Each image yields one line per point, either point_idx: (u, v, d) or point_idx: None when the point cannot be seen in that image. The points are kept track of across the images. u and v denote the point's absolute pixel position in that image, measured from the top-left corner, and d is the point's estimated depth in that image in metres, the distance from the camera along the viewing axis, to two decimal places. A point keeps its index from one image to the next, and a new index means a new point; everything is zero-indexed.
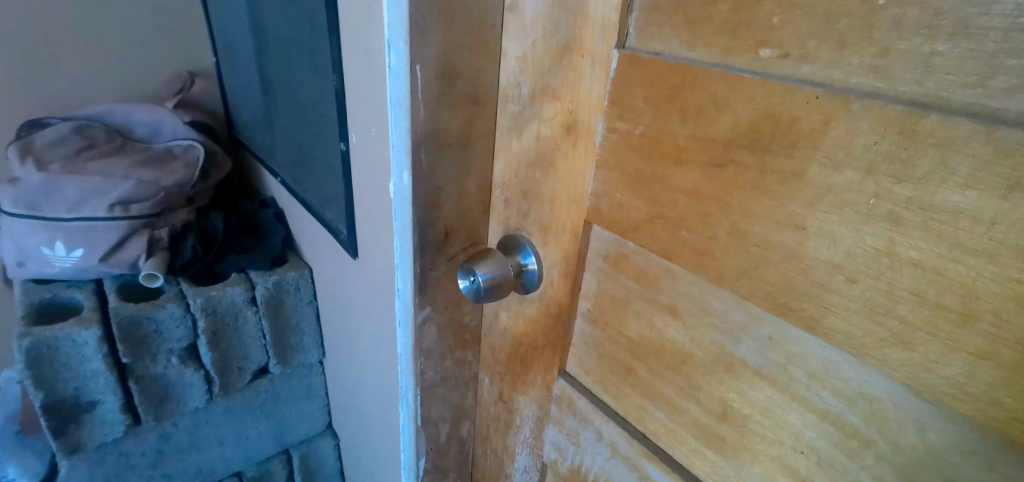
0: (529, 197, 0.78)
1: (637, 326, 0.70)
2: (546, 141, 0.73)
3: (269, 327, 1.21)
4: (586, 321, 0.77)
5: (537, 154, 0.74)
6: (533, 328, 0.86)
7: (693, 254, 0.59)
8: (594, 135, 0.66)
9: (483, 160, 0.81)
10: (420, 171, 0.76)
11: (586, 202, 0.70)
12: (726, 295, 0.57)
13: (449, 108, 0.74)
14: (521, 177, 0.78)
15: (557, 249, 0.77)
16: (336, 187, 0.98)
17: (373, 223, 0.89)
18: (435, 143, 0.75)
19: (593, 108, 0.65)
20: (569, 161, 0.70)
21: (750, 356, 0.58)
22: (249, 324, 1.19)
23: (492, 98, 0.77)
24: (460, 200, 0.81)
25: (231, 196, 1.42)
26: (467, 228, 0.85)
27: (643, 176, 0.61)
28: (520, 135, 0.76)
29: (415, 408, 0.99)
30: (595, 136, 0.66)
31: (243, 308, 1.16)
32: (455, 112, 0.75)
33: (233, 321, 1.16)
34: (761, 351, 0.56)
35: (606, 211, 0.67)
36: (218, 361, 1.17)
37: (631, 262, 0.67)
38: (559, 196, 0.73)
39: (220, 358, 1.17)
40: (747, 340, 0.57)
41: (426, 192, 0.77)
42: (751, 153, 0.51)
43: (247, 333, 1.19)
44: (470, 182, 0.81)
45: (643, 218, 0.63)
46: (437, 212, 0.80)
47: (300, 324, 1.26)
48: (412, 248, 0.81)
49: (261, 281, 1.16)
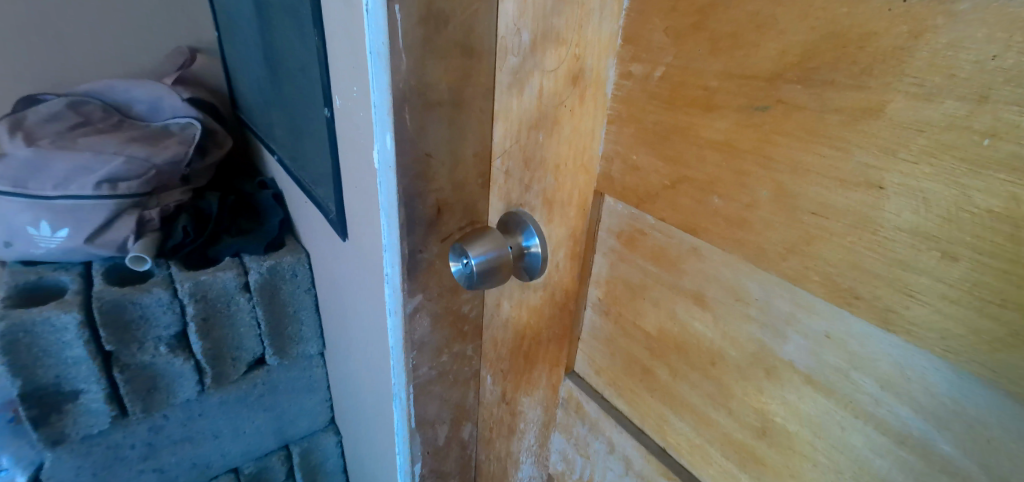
0: (531, 167, 0.66)
1: (655, 318, 0.58)
2: (550, 98, 0.61)
3: (263, 315, 1.14)
4: (595, 312, 0.67)
5: (539, 114, 0.63)
6: (537, 320, 0.75)
7: (726, 227, 0.46)
8: (606, 83, 0.54)
9: (478, 124, 0.69)
10: (403, 134, 0.64)
11: (595, 168, 0.58)
12: (768, 278, 0.45)
13: (437, 59, 0.63)
14: (522, 144, 0.67)
15: (563, 227, 0.65)
16: (323, 160, 0.88)
17: (358, 199, 0.79)
18: (421, 101, 0.64)
19: (603, 49, 0.53)
20: (575, 119, 0.58)
21: (798, 358, 0.45)
22: (243, 312, 1.12)
23: (488, 49, 0.66)
24: (453, 172, 0.70)
25: (232, 178, 1.37)
26: (462, 204, 0.74)
27: (665, 131, 0.49)
28: (521, 92, 0.64)
29: (409, 408, 0.89)
30: (606, 85, 0.54)
31: (235, 295, 1.09)
32: (443, 64, 0.63)
33: (225, 309, 1.10)
34: (812, 351, 0.44)
35: (620, 176, 0.55)
36: (209, 350, 1.12)
37: (647, 242, 0.56)
38: (565, 163, 0.61)
39: (211, 347, 1.12)
40: (794, 336, 0.45)
41: (412, 160, 0.66)
42: (804, 88, 0.38)
43: (240, 321, 1.13)
44: (464, 150, 0.70)
45: (664, 185, 0.50)
46: (426, 184, 0.69)
47: (298, 313, 1.20)
48: (398, 226, 0.70)
49: (255, 266, 1.09)
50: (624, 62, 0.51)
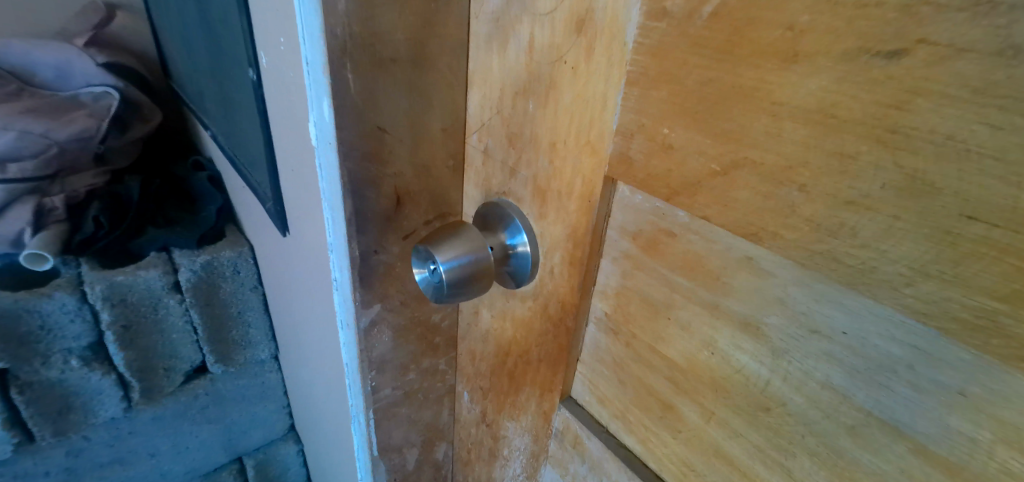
0: (518, 145, 0.51)
1: (682, 344, 0.45)
2: (543, 52, 0.45)
3: (198, 318, 1.06)
4: (600, 331, 0.52)
5: (529, 74, 0.47)
6: (524, 336, 0.60)
7: (812, 232, 0.32)
8: (626, 27, 0.38)
9: (447, 88, 0.53)
10: (347, 102, 0.48)
11: (607, 146, 0.42)
12: (863, 307, 0.33)
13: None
14: (506, 115, 0.51)
15: (560, 224, 0.50)
16: (252, 137, 0.70)
17: (296, 187, 0.62)
18: (370, 56, 0.47)
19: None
20: (580, 80, 0.43)
21: (901, 419, 0.34)
22: (173, 315, 1.04)
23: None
24: (416, 152, 0.54)
25: (166, 160, 1.26)
26: (429, 192, 0.58)
27: (719, 93, 0.34)
28: (504, 45, 0.48)
29: (370, 434, 0.75)
30: (626, 29, 0.38)
31: (163, 296, 1.00)
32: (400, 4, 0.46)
33: (152, 312, 1.01)
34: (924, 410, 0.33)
35: (643, 159, 0.40)
36: (134, 362, 1.03)
37: (677, 249, 0.42)
38: (564, 140, 0.46)
39: (136, 357, 1.03)
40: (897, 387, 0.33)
41: (360, 136, 0.50)
42: (972, 17, 0.24)
43: (172, 326, 1.05)
44: (431, 123, 0.54)
45: (710, 171, 0.36)
46: (380, 168, 0.53)
47: (241, 313, 1.12)
48: (347, 222, 0.54)
49: (186, 262, 1.00)
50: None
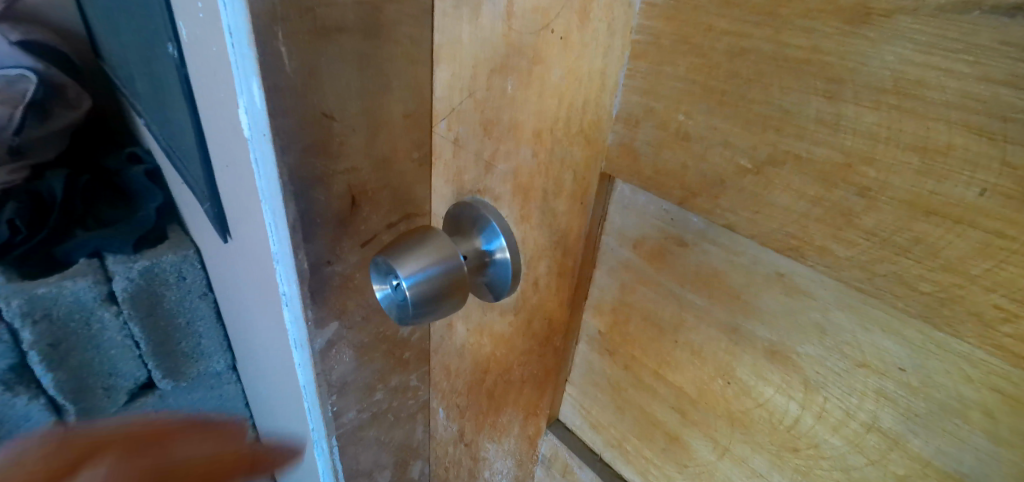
0: (494, 133, 0.43)
1: (693, 370, 0.38)
2: (525, 20, 0.37)
3: (139, 332, 1.06)
4: (592, 350, 0.45)
5: (507, 47, 0.39)
6: (504, 354, 0.53)
7: (874, 248, 0.25)
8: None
9: (410, 65, 0.44)
10: (281, 83, 0.39)
11: (607, 135, 0.34)
12: (933, 340, 0.26)
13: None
14: (480, 97, 0.43)
15: (545, 229, 0.42)
16: (184, 127, 0.60)
17: (232, 186, 0.52)
18: (312, 24, 0.38)
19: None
20: (572, 54, 0.35)
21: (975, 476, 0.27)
22: (109, 328, 1.03)
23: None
24: (372, 143, 0.45)
25: (95, 149, 1.22)
26: (391, 190, 0.49)
27: (758, 67, 0.26)
28: (476, 11, 0.40)
29: (334, 461, 0.67)
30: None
31: (96, 308, 0.99)
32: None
33: (84, 327, 1.00)
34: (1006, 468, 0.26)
35: (652, 150, 0.32)
36: (68, 384, 1.04)
37: (689, 260, 0.35)
38: (551, 128, 0.38)
39: (71, 378, 1.04)
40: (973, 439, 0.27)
41: (302, 124, 0.41)
42: None
43: (109, 341, 1.05)
44: (391, 108, 0.45)
45: (738, 168, 0.28)
46: (328, 163, 0.44)
47: (187, 322, 1.11)
48: (290, 229, 0.45)
49: (120, 270, 0.97)
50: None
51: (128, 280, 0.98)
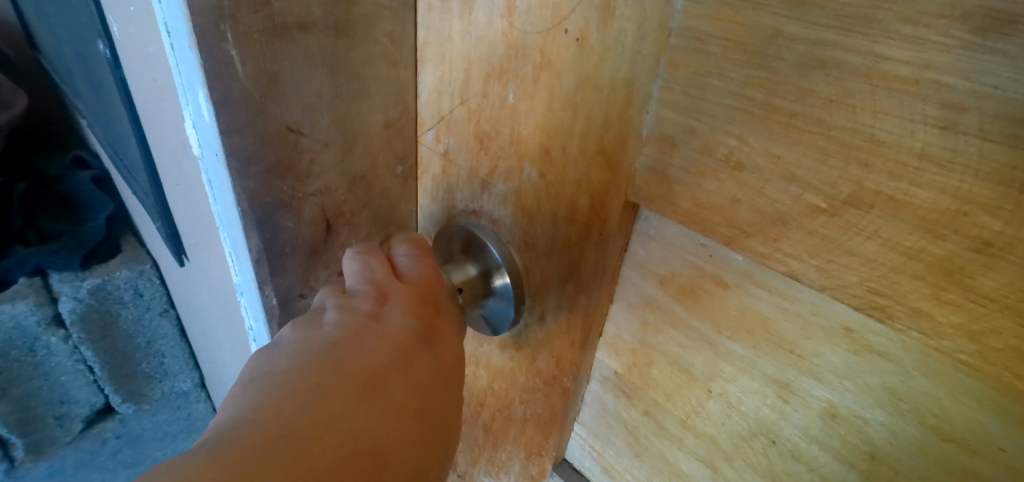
0: (492, 147, 0.36)
1: (730, 423, 0.33)
2: (529, 16, 0.30)
3: (93, 356, 1.04)
4: (606, 391, 0.40)
5: (506, 48, 0.32)
6: (501, 388, 0.47)
7: (991, 316, 0.20)
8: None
9: (388, 67, 0.37)
10: (234, 93, 0.31)
11: (634, 157, 0.29)
12: None
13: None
14: (474, 105, 0.36)
15: (553, 259, 0.36)
16: (127, 136, 0.52)
17: (185, 207, 0.45)
18: (270, 21, 0.30)
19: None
20: (590, 60, 0.28)
21: None
22: (58, 354, 1.01)
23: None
24: (347, 158, 0.38)
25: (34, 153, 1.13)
26: (373, 212, 0.42)
27: (843, 84, 0.21)
28: (469, 4, 0.33)
29: None
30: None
31: (42, 334, 0.97)
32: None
33: (30, 354, 0.98)
34: None
35: (692, 179, 0.26)
36: (18, 417, 1.03)
37: (729, 304, 0.30)
38: (562, 145, 0.32)
39: (20, 411, 1.04)
40: None
41: (261, 142, 0.33)
42: None
43: (62, 368, 1.04)
44: (368, 117, 0.38)
45: (807, 206, 0.23)
46: (296, 185, 0.36)
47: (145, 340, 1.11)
48: (249, 265, 0.38)
49: (66, 290, 0.95)
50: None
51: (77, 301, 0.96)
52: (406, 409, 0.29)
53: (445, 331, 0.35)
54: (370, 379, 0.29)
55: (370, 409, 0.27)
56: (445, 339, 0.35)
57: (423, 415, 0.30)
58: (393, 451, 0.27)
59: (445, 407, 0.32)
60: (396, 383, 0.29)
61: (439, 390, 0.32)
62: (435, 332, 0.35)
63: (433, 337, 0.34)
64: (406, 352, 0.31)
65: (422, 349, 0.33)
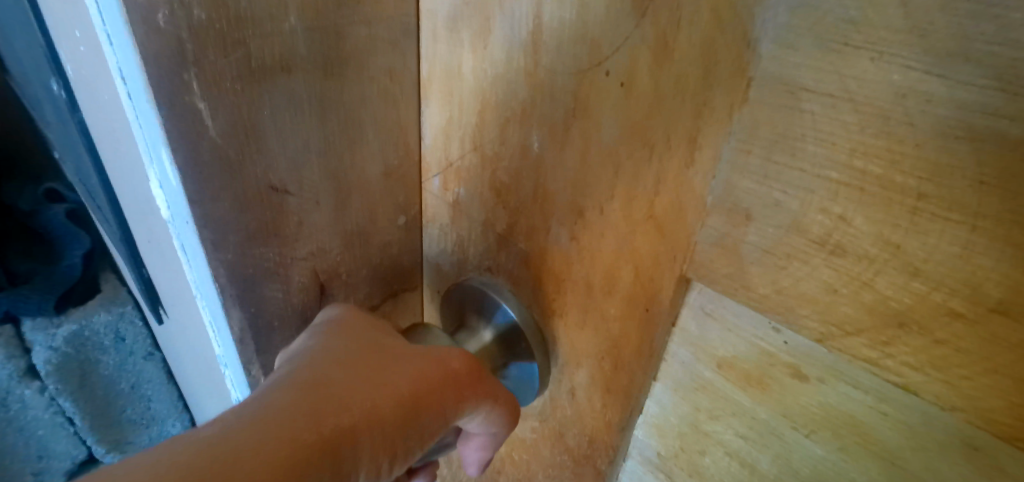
0: (513, 200, 0.31)
1: None
2: (559, 54, 0.25)
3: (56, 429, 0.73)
4: (648, 475, 0.33)
5: (532, 88, 0.27)
6: (522, 459, 0.41)
7: None
8: (767, 4, 0.18)
9: (387, 107, 0.31)
10: (203, 155, 0.25)
11: (696, 227, 0.23)
12: None
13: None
14: (490, 152, 0.31)
15: (586, 330, 0.31)
16: (92, 179, 0.46)
17: (156, 264, 0.39)
18: (245, 66, 0.24)
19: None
20: (640, 110, 0.23)
21: None
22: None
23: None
24: (342, 214, 0.33)
25: None
26: (374, 270, 0.37)
27: (1000, 161, 0.16)
28: (483, 37, 0.27)
29: None
30: (760, 10, 0.18)
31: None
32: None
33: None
34: None
35: (769, 259, 0.21)
36: None
37: (807, 400, 0.25)
38: (600, 206, 0.27)
39: None
40: None
41: (239, 207, 0.28)
42: None
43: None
44: (366, 165, 0.32)
45: (936, 309, 0.18)
46: (283, 250, 0.31)
47: (145, 400, 0.76)
48: (230, 342, 0.32)
49: (41, 340, 0.63)
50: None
51: (51, 352, 0.64)
52: (339, 364, 0.26)
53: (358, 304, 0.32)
54: (286, 369, 0.26)
55: (303, 386, 0.25)
56: (364, 309, 0.31)
57: (361, 350, 0.27)
58: (349, 399, 0.25)
59: (363, 354, 0.27)
60: (316, 353, 0.27)
61: (360, 352, 0.27)
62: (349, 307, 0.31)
63: (350, 312, 0.30)
64: (313, 338, 0.28)
65: (336, 326, 0.29)
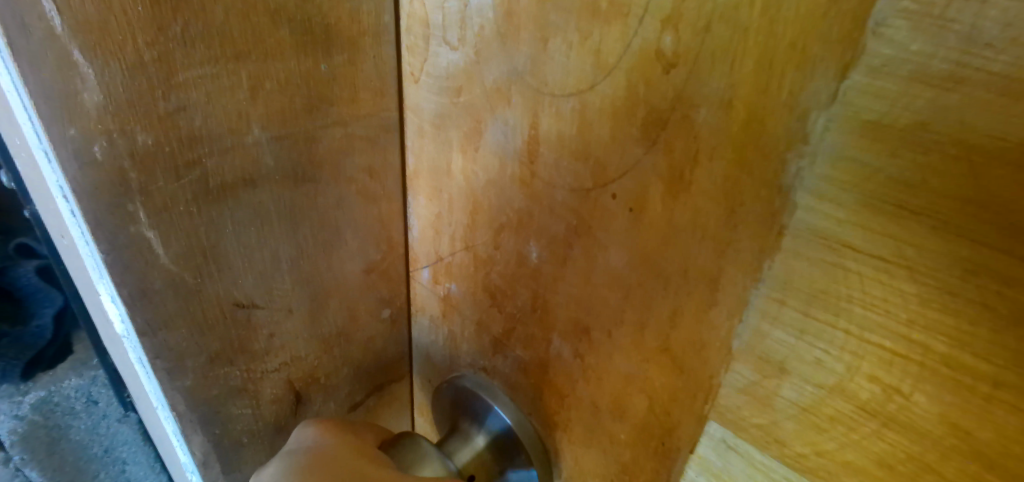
0: (507, 305, 0.28)
1: None
2: (556, 168, 0.22)
3: None
4: None
5: (528, 198, 0.24)
6: None
7: None
8: (803, 149, 0.16)
9: (366, 204, 0.29)
10: (153, 283, 0.22)
11: (719, 368, 0.21)
12: None
13: (219, 57, 0.20)
14: (483, 254, 0.28)
15: (592, 449, 0.28)
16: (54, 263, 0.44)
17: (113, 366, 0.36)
18: (202, 186, 0.22)
19: (795, 32, 0.15)
20: (653, 240, 0.21)
21: None
22: None
23: (381, 19, 0.25)
24: (318, 319, 0.30)
25: None
26: (355, 368, 0.34)
27: None
28: (472, 139, 0.25)
29: None
30: (793, 157, 0.16)
31: None
32: (257, 73, 0.22)
33: None
34: None
35: (806, 418, 0.19)
36: None
37: None
38: (607, 328, 0.24)
39: None
40: None
41: (198, 330, 0.24)
42: None
43: None
44: (345, 266, 0.30)
45: None
46: (251, 366, 0.27)
47: (122, 468, 0.50)
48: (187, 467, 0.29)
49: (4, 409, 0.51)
50: (916, 77, 0.14)
51: (16, 422, 0.50)
52: None
53: (337, 429, 0.29)
54: None
55: None
56: (344, 438, 0.29)
57: None
58: None
59: None
60: None
61: None
62: (325, 440, 0.28)
63: (328, 446, 0.28)
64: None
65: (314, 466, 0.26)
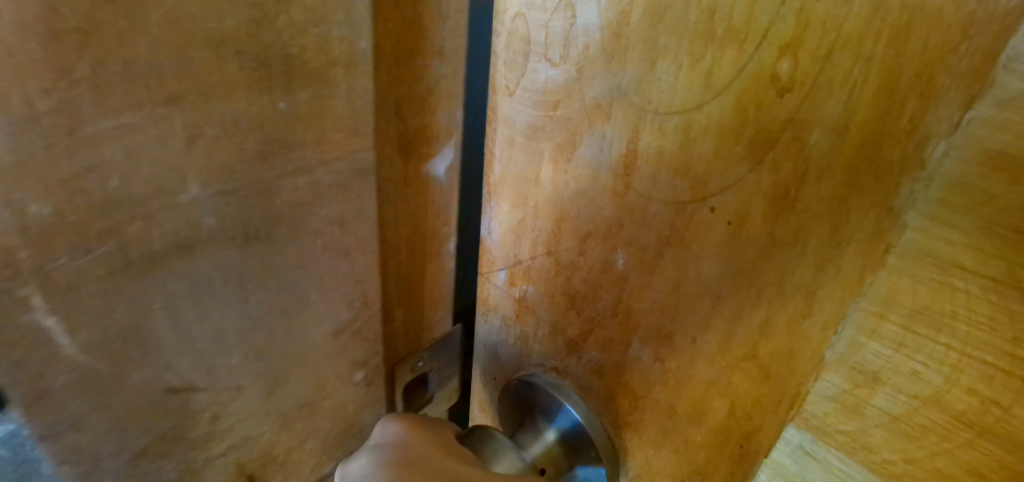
0: (587, 309, 0.29)
1: None
2: (650, 181, 0.23)
3: None
4: None
5: (618, 208, 0.25)
6: None
7: None
8: (918, 175, 0.18)
9: (334, 259, 0.26)
10: (58, 377, 0.19)
11: (810, 376, 0.23)
12: None
13: (145, 103, 0.17)
14: (565, 260, 0.29)
15: (663, 450, 0.29)
16: None
17: None
18: (118, 260, 0.19)
19: (921, 65, 0.17)
20: (748, 252, 0.21)
21: None
22: None
23: (356, 46, 0.22)
24: (272, 388, 0.27)
25: None
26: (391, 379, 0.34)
27: None
28: (565, 151, 0.26)
29: None
30: (909, 184, 0.18)
31: None
32: (194, 119, 0.19)
33: None
34: None
35: (897, 426, 0.21)
36: None
37: None
38: (690, 335, 0.25)
39: None
40: None
41: (114, 425, 0.21)
42: None
43: None
44: (308, 325, 0.27)
45: None
46: (192, 445, 0.25)
47: None
48: None
49: None
50: None
51: None
52: None
53: (418, 429, 0.30)
54: None
55: None
56: (425, 437, 0.30)
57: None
58: None
59: None
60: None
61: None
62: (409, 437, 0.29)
63: (413, 442, 0.29)
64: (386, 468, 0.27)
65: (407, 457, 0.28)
